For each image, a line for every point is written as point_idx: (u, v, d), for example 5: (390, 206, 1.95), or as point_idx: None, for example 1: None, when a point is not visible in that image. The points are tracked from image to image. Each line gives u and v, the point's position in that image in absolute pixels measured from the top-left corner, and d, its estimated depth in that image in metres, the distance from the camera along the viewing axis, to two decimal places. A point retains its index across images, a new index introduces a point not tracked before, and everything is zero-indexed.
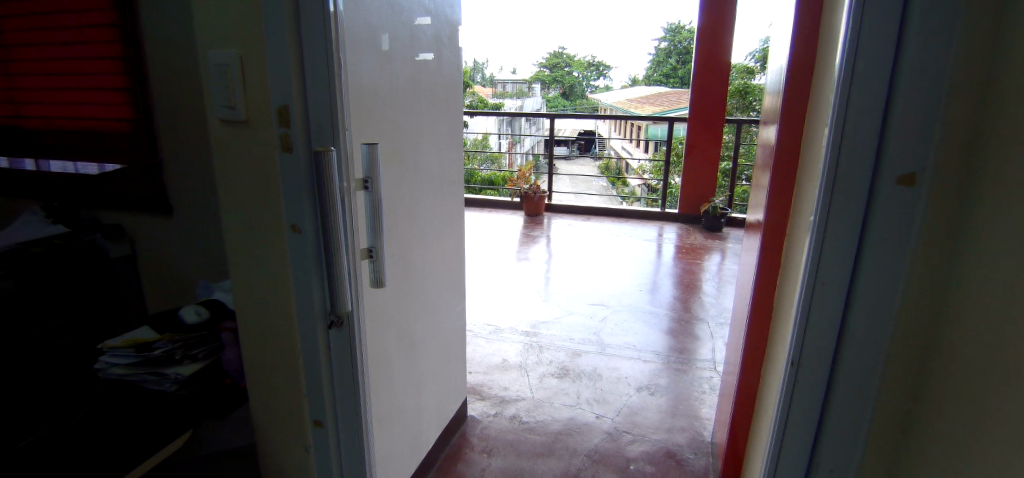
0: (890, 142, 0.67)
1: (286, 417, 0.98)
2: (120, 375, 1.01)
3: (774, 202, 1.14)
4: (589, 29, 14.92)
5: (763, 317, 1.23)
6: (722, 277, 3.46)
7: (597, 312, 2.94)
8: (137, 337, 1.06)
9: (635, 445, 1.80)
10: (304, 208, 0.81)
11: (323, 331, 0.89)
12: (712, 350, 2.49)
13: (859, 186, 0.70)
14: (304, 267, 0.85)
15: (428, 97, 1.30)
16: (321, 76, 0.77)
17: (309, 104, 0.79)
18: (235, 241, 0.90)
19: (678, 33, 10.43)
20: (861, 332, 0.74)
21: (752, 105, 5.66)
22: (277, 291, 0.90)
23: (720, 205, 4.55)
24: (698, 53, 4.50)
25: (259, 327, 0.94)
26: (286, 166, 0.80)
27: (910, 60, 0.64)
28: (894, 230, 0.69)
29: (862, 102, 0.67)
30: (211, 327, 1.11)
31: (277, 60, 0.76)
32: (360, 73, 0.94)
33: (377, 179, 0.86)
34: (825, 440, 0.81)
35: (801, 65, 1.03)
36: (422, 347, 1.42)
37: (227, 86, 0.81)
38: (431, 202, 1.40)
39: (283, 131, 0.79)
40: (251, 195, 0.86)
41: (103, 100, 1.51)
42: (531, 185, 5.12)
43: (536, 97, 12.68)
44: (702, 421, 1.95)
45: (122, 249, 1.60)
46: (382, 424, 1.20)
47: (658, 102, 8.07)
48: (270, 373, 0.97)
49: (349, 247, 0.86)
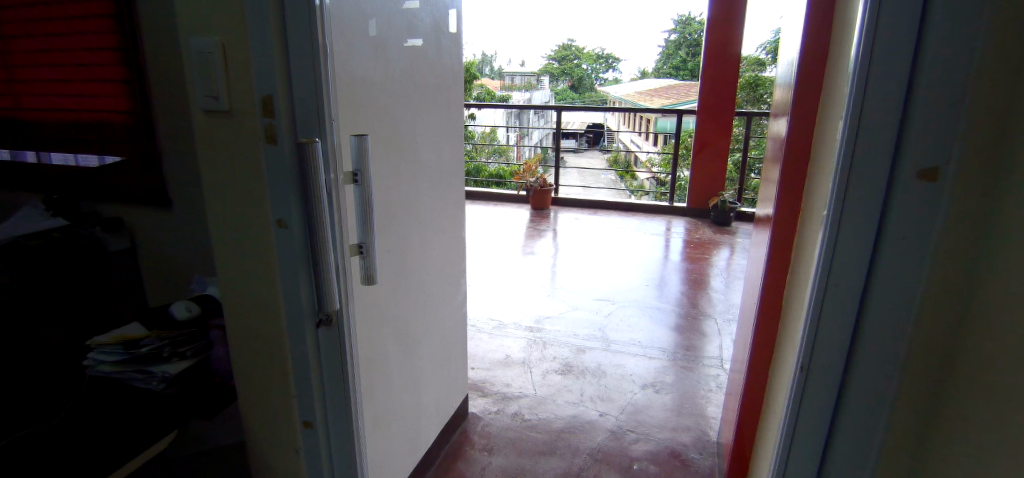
0: (910, 135, 0.62)
1: (276, 416, 0.95)
2: (107, 373, 0.97)
3: (786, 194, 1.09)
4: (598, 22, 14.83)
5: (772, 314, 1.19)
6: (731, 273, 3.40)
7: (602, 308, 2.90)
8: (125, 334, 1.03)
9: (639, 445, 1.77)
10: (289, 203, 0.77)
11: (311, 329, 0.85)
12: (719, 348, 2.45)
13: (876, 181, 0.65)
14: (291, 263, 0.81)
15: (424, 88, 1.27)
16: (307, 65, 0.74)
17: (296, 94, 0.75)
18: (220, 236, 0.87)
19: (690, 25, 10.14)
20: (876, 335, 0.69)
21: (763, 98, 5.61)
22: (266, 288, 0.86)
23: (729, 199, 4.48)
24: (708, 45, 4.42)
25: (244, 326, 0.91)
26: (270, 158, 0.76)
27: (934, 43, 0.59)
28: (912, 228, 0.64)
29: (880, 87, 0.62)
30: (200, 324, 1.09)
31: (260, 49, 0.72)
32: (349, 63, 0.91)
33: (367, 171, 0.82)
34: (837, 446, 0.77)
35: (811, 57, 0.98)
36: (421, 342, 1.40)
37: (210, 75, 0.77)
38: (429, 196, 1.37)
39: (267, 121, 0.75)
40: (234, 187, 0.83)
41: (104, 93, 1.50)
42: (539, 178, 5.05)
43: (545, 90, 12.60)
44: (708, 420, 1.91)
45: (121, 242, 1.55)
46: (379, 421, 1.18)
47: (668, 95, 7.98)
48: (258, 373, 0.93)
49: (336, 241, 0.82)
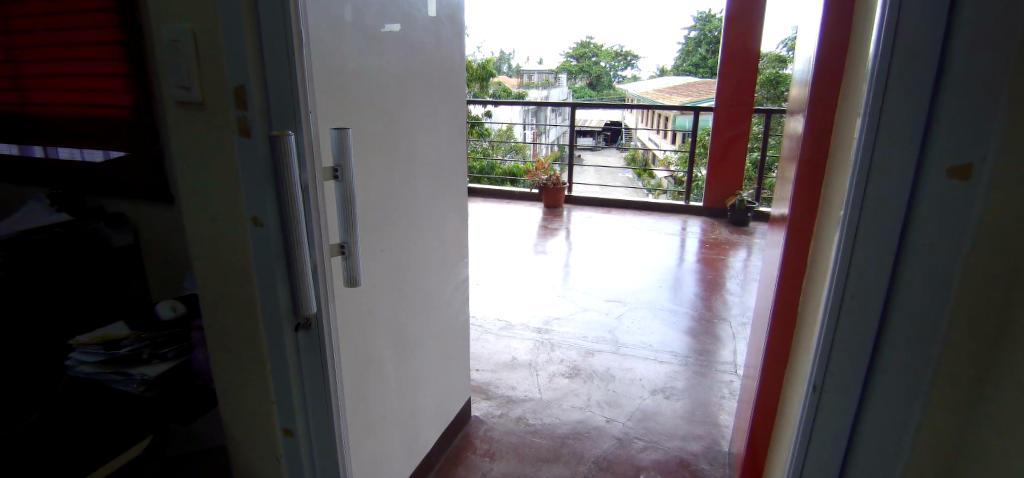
0: (939, 129, 0.55)
1: (257, 422, 0.91)
2: (87, 374, 0.93)
3: (802, 194, 1.02)
4: (616, 20, 14.69)
5: (786, 320, 1.11)
6: (747, 275, 3.30)
7: (613, 309, 2.82)
8: (107, 334, 1.00)
9: (646, 453, 1.70)
10: (265, 200, 0.73)
11: (290, 333, 0.81)
12: (733, 352, 2.36)
13: (901, 179, 0.57)
14: (268, 262, 0.77)
15: (420, 82, 1.22)
16: (280, 54, 0.69)
17: (269, 84, 0.70)
18: (196, 235, 0.83)
19: (710, 23, 9.95)
20: (899, 353, 0.62)
21: (783, 95, 5.48)
22: (243, 289, 0.82)
23: (747, 199, 4.36)
24: (727, 40, 4.29)
25: (223, 328, 0.87)
26: (244, 151, 0.72)
27: (967, 22, 0.52)
28: (943, 232, 0.57)
29: (907, 74, 0.55)
30: (183, 325, 1.06)
31: (231, 37, 0.68)
32: (332, 55, 0.86)
33: (348, 166, 0.77)
34: (854, 471, 0.70)
35: (829, 56, 0.91)
36: (419, 344, 1.36)
37: (181, 64, 0.73)
38: (428, 192, 1.32)
39: (240, 113, 0.71)
40: (208, 182, 0.79)
41: (107, 88, 1.48)
42: (552, 176, 4.99)
43: (561, 88, 12.50)
44: (721, 428, 1.83)
45: (125, 237, 1.48)
46: (372, 425, 1.14)
47: (685, 94, 7.85)
48: (238, 377, 0.89)
49: (315, 241, 0.78)
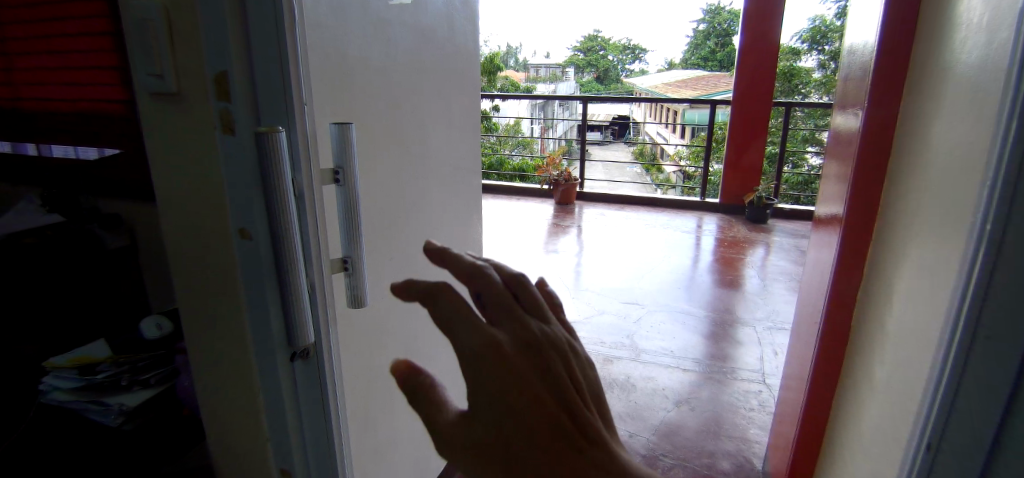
0: None
1: (251, 458, 0.80)
2: (61, 403, 0.86)
3: (860, 191, 0.98)
4: (624, 12, 14.46)
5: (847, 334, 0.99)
6: (768, 275, 3.17)
7: (631, 312, 2.69)
8: (85, 355, 0.91)
9: (674, 473, 1.58)
10: (252, 209, 0.60)
11: (284, 362, 0.69)
12: (759, 359, 2.23)
13: None
14: (257, 283, 0.64)
15: (432, 71, 1.10)
16: (270, 33, 0.56)
17: (257, 70, 0.58)
18: (178, 248, 0.71)
19: (721, 15, 9.72)
20: None
21: (798, 89, 5.31)
22: (231, 310, 0.71)
23: (765, 195, 4.21)
24: (746, 31, 4.12)
25: (210, 354, 0.76)
26: (227, 152, 0.60)
27: None
28: None
29: None
30: (168, 346, 0.96)
31: (208, 11, 0.55)
32: (332, 37, 0.74)
33: (351, 167, 0.65)
34: None
35: (894, 48, 0.89)
36: (430, 358, 1.24)
37: (152, 47, 0.61)
38: (440, 192, 1.20)
39: (222, 105, 0.58)
40: (189, 186, 0.67)
41: (98, 81, 1.37)
42: (563, 172, 4.85)
43: (569, 82, 12.33)
44: (752, 445, 1.71)
45: (118, 239, 1.35)
46: (379, 452, 1.03)
47: (695, 88, 7.67)
48: (228, 409, 0.78)
49: (311, 255, 0.66)
